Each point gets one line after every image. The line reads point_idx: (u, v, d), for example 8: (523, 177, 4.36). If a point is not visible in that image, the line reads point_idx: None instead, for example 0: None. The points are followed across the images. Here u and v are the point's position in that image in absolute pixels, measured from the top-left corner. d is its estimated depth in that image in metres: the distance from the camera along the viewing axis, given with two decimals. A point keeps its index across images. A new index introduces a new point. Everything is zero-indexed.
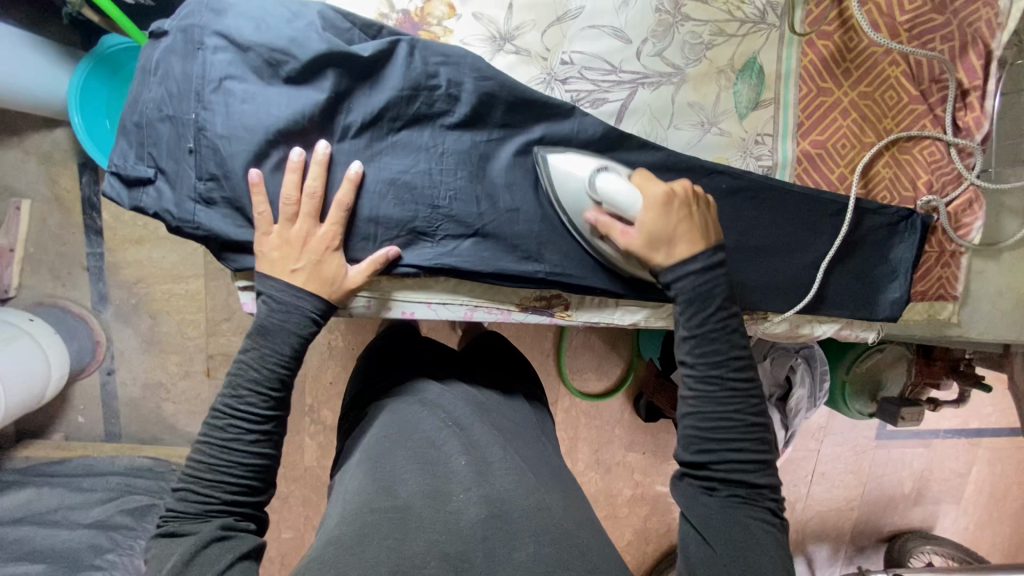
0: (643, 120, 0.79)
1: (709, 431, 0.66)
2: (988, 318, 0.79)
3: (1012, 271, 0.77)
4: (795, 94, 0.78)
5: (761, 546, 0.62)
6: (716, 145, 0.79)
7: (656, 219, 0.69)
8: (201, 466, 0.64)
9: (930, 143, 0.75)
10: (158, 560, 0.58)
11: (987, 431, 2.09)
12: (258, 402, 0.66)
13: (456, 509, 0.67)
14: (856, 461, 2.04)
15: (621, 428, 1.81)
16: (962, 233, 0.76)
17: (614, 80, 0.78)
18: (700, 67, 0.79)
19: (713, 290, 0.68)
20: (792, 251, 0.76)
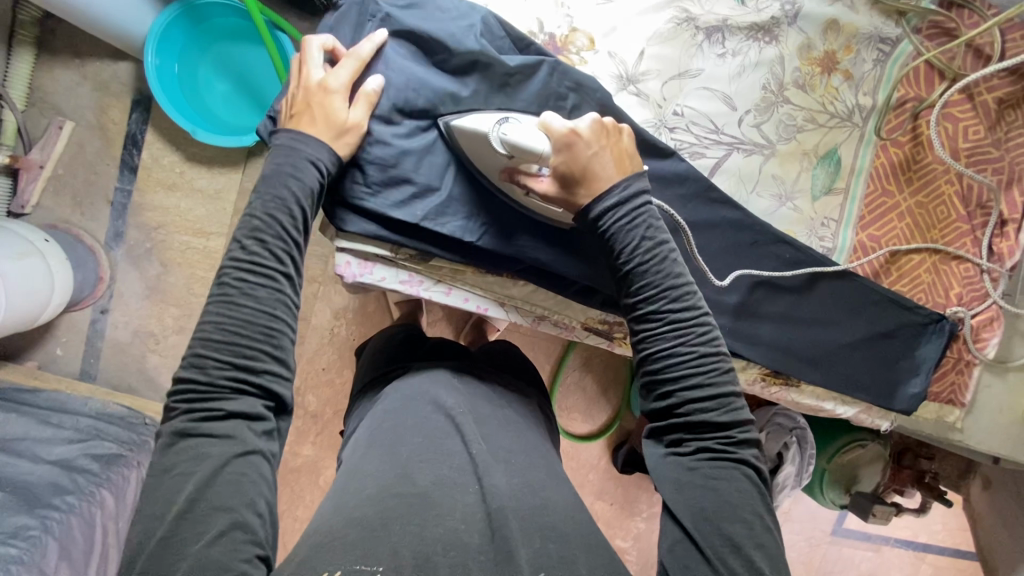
0: (731, 179, 0.80)
1: (659, 374, 0.62)
2: (987, 428, 0.83)
3: (1016, 390, 0.82)
4: (863, 190, 0.82)
5: (733, 511, 0.58)
6: (788, 218, 0.81)
7: (571, 170, 0.65)
8: (204, 353, 0.60)
9: (967, 261, 0.80)
10: (169, 468, 0.57)
11: (935, 548, 2.16)
12: (257, 277, 0.62)
13: (472, 501, 0.69)
14: (808, 552, 2.07)
15: (595, 474, 1.81)
16: (980, 346, 0.81)
17: (714, 139, 0.79)
18: (789, 146, 0.81)
19: (636, 221, 0.64)
20: (849, 326, 0.80)
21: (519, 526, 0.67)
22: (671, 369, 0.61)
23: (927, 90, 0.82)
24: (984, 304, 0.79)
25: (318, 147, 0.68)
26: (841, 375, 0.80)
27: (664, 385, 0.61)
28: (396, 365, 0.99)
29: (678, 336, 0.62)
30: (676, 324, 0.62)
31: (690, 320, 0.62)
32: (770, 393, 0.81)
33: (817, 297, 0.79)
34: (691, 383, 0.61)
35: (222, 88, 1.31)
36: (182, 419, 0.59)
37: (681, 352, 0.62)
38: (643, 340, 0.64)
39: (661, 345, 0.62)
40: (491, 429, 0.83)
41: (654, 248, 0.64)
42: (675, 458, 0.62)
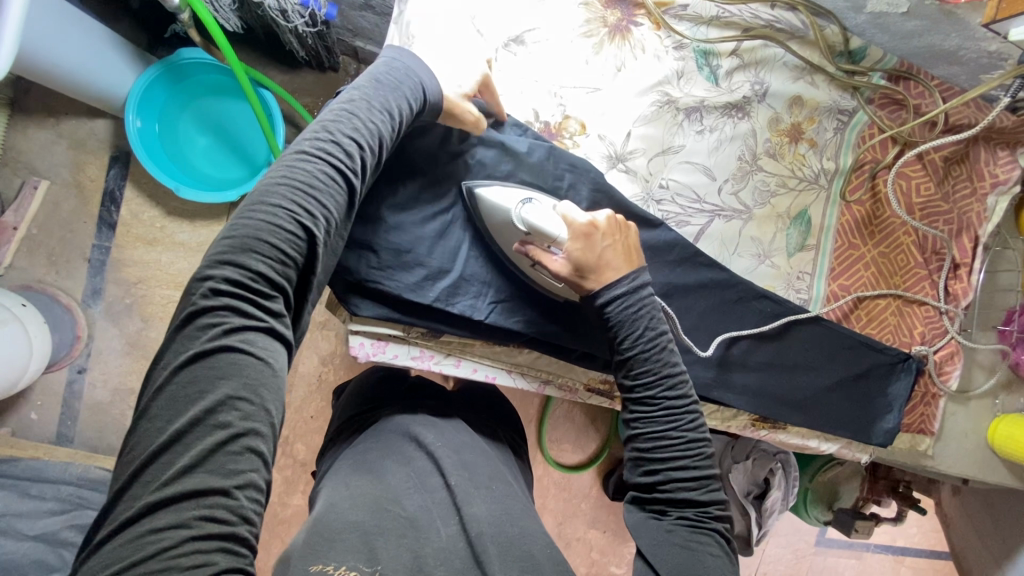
0: (713, 243, 0.85)
1: (650, 452, 0.67)
2: (957, 453, 0.90)
3: (979, 417, 0.89)
4: (833, 245, 0.88)
5: (707, 571, 0.61)
6: (767, 275, 0.87)
7: (583, 253, 0.70)
8: (274, 251, 0.55)
9: (926, 304, 0.88)
10: (205, 369, 0.52)
11: (912, 551, 2.25)
12: (339, 192, 0.60)
13: (452, 533, 0.69)
14: (795, 564, 2.13)
15: (587, 503, 1.83)
16: (944, 379, 0.88)
17: (697, 208, 0.85)
18: (764, 210, 0.87)
19: (641, 314, 0.69)
20: (831, 372, 0.85)
21: (500, 557, 0.65)
22: (660, 451, 0.66)
23: (883, 154, 0.90)
24: (943, 340, 0.86)
25: (430, 78, 0.69)
26: (823, 416, 0.85)
27: (652, 463, 0.67)
28: (376, 403, 0.95)
29: (671, 421, 0.67)
30: (669, 409, 0.67)
31: (683, 409, 0.68)
32: (759, 436, 0.87)
33: (796, 344, 0.85)
34: (677, 463, 0.66)
35: (202, 143, 1.32)
36: (227, 305, 0.53)
37: (672, 436, 0.67)
38: (636, 420, 0.69)
39: (652, 427, 0.67)
40: (474, 452, 0.83)
41: (655, 338, 0.69)
42: (655, 521, 0.66)
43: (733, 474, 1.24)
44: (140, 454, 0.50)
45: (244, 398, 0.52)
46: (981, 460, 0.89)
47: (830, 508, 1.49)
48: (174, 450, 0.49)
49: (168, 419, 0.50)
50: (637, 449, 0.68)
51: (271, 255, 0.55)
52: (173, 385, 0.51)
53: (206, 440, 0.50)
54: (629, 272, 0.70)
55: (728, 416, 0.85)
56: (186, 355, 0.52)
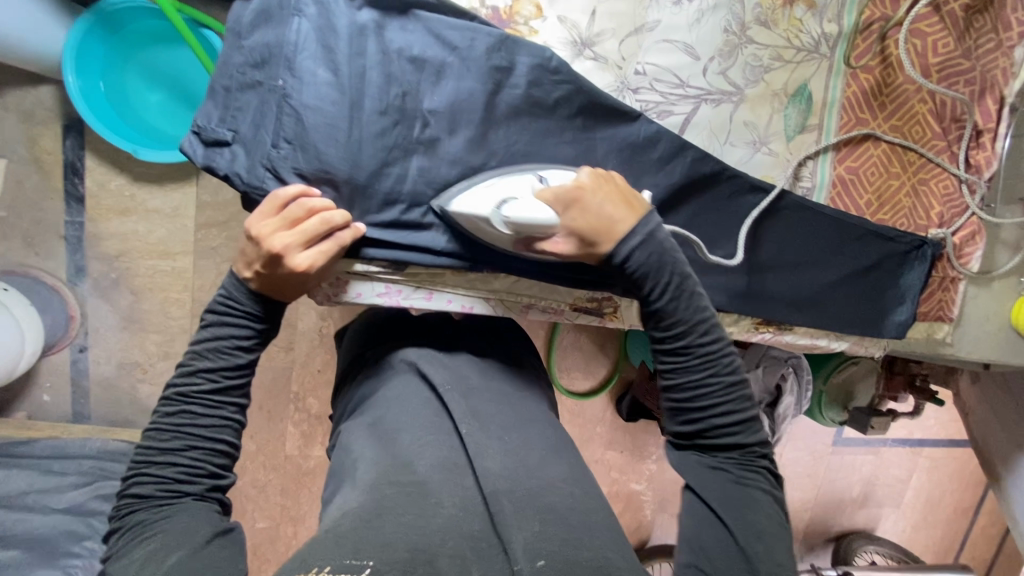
0: (703, 133, 0.78)
1: (688, 400, 0.64)
2: (975, 339, 0.84)
3: (999, 298, 0.83)
4: (837, 122, 0.80)
5: (759, 511, 0.60)
6: (764, 164, 0.79)
7: (587, 221, 0.65)
8: (176, 428, 0.62)
9: (946, 178, 0.79)
10: (177, 453, 0.61)
11: (929, 443, 2.29)
12: (223, 366, 0.65)
13: (470, 489, 0.66)
14: (813, 464, 2.17)
15: (602, 426, 1.85)
16: (962, 262, 0.80)
17: (681, 94, 0.77)
18: (758, 89, 0.78)
19: (663, 260, 0.64)
20: (840, 261, 0.79)
21: (518, 508, 0.63)
22: (700, 397, 0.63)
23: (893, 9, 0.78)
24: (964, 217, 0.78)
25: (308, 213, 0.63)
26: (831, 311, 0.80)
27: (691, 411, 0.63)
28: (377, 358, 0.90)
29: (705, 365, 0.63)
30: (701, 354, 0.63)
31: (716, 352, 0.64)
32: (764, 340, 0.82)
33: (793, 242, 0.78)
34: (715, 403, 0.63)
35: (155, 99, 1.22)
36: (191, 405, 0.63)
37: (709, 381, 0.63)
38: (670, 370, 0.65)
39: (689, 374, 0.63)
40: (489, 403, 0.80)
41: (680, 283, 0.64)
42: (699, 460, 0.64)
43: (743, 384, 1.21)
44: (120, 526, 0.59)
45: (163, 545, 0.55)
46: (1001, 342, 0.84)
47: (846, 409, 1.47)
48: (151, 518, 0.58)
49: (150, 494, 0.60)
50: (674, 400, 0.64)
51: (217, 359, 0.64)
52: (147, 474, 0.60)
53: (190, 505, 0.60)
54: (638, 219, 0.65)
55: (732, 319, 0.79)
56: (156, 449, 0.61)
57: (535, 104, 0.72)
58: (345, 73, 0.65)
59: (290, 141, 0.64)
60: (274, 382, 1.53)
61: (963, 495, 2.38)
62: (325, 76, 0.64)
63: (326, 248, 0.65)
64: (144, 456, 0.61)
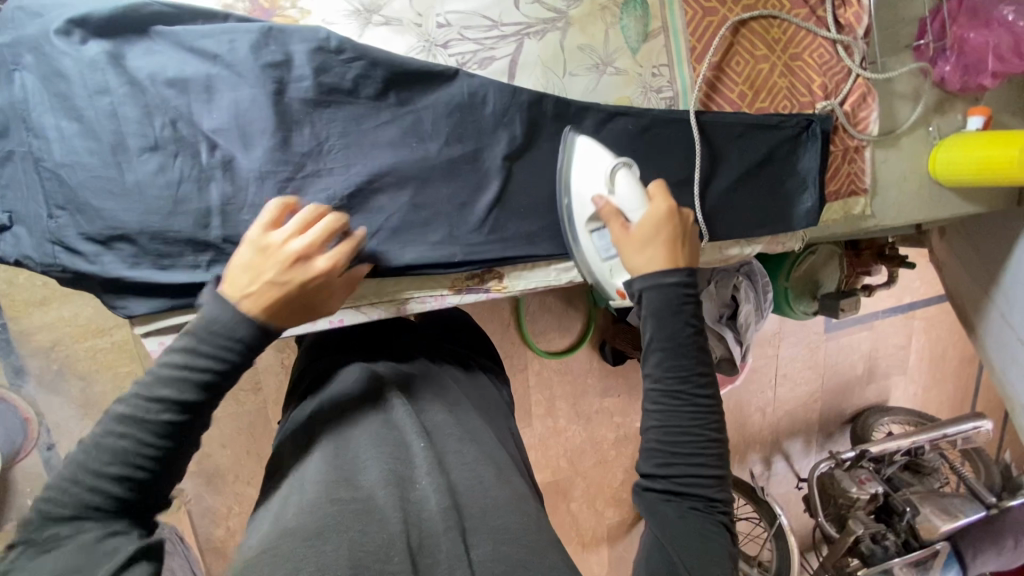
0: (537, 74, 0.68)
1: (673, 446, 0.51)
2: (896, 204, 0.80)
3: (909, 156, 0.79)
4: (682, 19, 0.69)
5: (721, 567, 0.48)
6: (614, 87, 0.70)
7: (632, 255, 0.56)
8: (93, 436, 0.43)
9: (817, 46, 0.72)
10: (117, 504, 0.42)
11: (920, 304, 2.28)
12: (162, 368, 0.44)
13: (421, 498, 0.53)
14: (811, 356, 2.17)
15: (592, 376, 1.85)
16: (860, 128, 0.75)
17: (497, 35, 0.67)
18: (583, 7, 0.68)
19: (681, 306, 0.53)
20: (723, 164, 0.73)
21: (476, 524, 0.52)
22: (683, 450, 0.51)
23: None
24: (850, 81, 0.73)
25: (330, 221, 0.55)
26: (735, 219, 0.74)
27: (674, 456, 0.51)
28: (310, 377, 0.77)
29: (691, 412, 0.51)
30: (693, 397, 0.51)
31: (707, 400, 0.52)
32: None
33: (671, 156, 0.71)
34: (691, 445, 0.51)
35: None
36: (125, 450, 0.42)
37: (697, 436, 0.51)
38: (658, 410, 0.51)
39: (678, 422, 0.51)
40: (429, 402, 0.67)
41: (696, 335, 0.53)
42: (666, 505, 0.51)
43: (698, 305, 1.18)
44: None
45: None
46: (921, 199, 0.81)
47: (815, 298, 1.44)
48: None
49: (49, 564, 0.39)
50: (659, 441, 0.51)
51: (178, 386, 0.44)
52: (42, 495, 0.41)
53: (82, 536, 0.41)
54: (673, 274, 0.53)
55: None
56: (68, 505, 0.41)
57: (332, 90, 0.63)
58: (92, 118, 0.58)
59: (66, 206, 0.58)
60: (252, 425, 1.51)
61: (966, 344, 2.39)
62: (72, 126, 0.57)
63: (343, 253, 0.56)
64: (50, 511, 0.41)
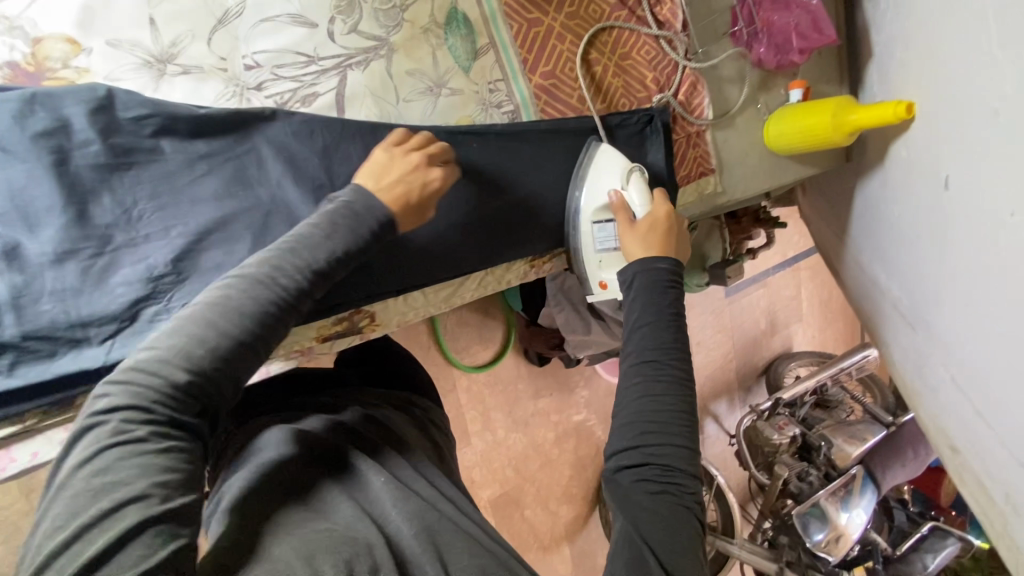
0: (369, 106, 0.58)
1: (653, 415, 0.53)
2: (742, 177, 0.87)
3: (746, 132, 0.86)
4: (509, 33, 0.64)
5: (684, 546, 0.48)
6: (453, 108, 0.63)
7: (637, 244, 0.64)
8: (196, 343, 0.38)
9: (643, 43, 0.75)
10: (148, 458, 0.35)
11: (803, 256, 2.52)
12: (281, 286, 0.42)
13: (399, 530, 0.44)
14: (719, 320, 2.32)
15: (523, 381, 1.75)
16: (697, 114, 0.80)
17: (317, 69, 0.55)
18: (404, 31, 0.59)
19: (660, 286, 0.60)
20: (579, 165, 0.72)
21: (451, 543, 0.44)
22: (663, 417, 0.53)
23: None
24: (678, 73, 0.77)
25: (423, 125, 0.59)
26: None
27: (653, 428, 0.53)
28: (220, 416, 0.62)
29: (667, 376, 0.55)
30: (670, 364, 0.56)
31: (680, 371, 0.56)
32: (544, 272, 0.78)
33: (530, 162, 0.68)
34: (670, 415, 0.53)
35: None
36: (147, 409, 0.36)
37: (675, 404, 0.54)
38: (641, 380, 0.55)
39: (656, 390, 0.54)
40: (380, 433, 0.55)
41: (677, 311, 0.59)
42: (638, 488, 0.51)
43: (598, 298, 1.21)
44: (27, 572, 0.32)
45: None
46: (764, 169, 0.88)
47: (705, 270, 1.52)
48: (89, 562, 0.31)
49: (78, 512, 0.33)
50: (640, 410, 0.54)
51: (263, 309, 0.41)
52: (128, 409, 0.36)
53: (171, 465, 0.36)
54: (661, 263, 0.61)
55: (504, 266, 0.72)
56: (99, 450, 0.35)
57: (132, 150, 0.50)
58: None
59: None
60: None
61: None
62: None
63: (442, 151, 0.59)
64: (84, 453, 0.34)
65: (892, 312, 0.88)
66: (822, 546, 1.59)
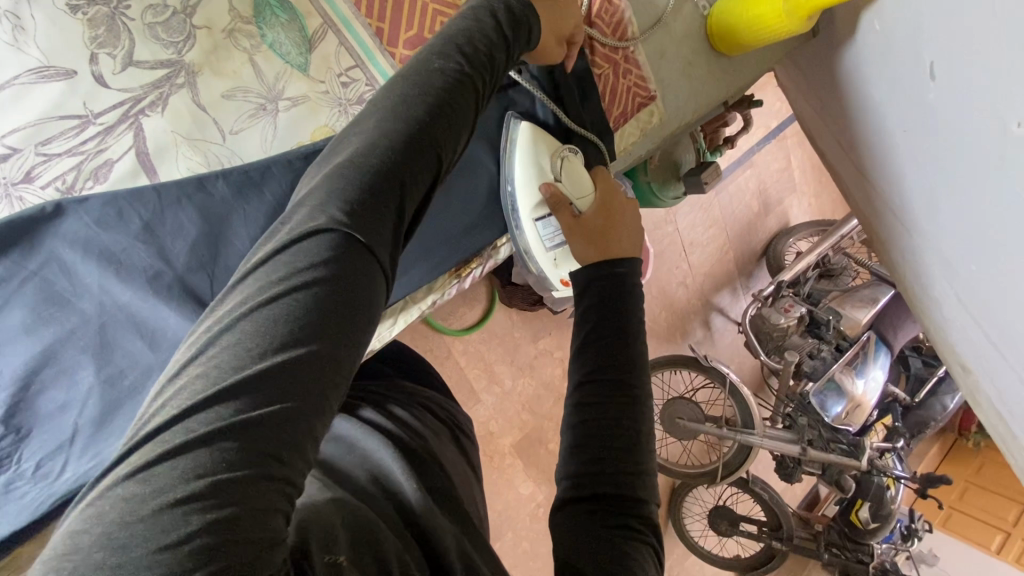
0: (187, 153, 0.50)
1: (591, 430, 0.42)
2: (688, 95, 0.72)
3: (684, 37, 0.71)
4: (349, 4, 0.53)
5: None
6: (301, 119, 0.54)
7: (584, 244, 0.55)
8: (364, 186, 0.35)
9: None
10: (326, 308, 0.31)
11: (786, 124, 2.33)
12: (435, 129, 0.39)
13: None
14: (708, 215, 2.19)
15: (518, 328, 1.43)
16: (620, 35, 0.66)
17: (97, 130, 0.47)
18: (201, 42, 0.49)
19: (610, 280, 0.49)
20: (478, 143, 0.61)
21: None
22: (605, 436, 0.42)
23: None
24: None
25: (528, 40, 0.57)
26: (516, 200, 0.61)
27: (592, 457, 0.41)
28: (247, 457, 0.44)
29: (609, 404, 0.43)
30: (609, 390, 0.44)
31: (625, 402, 0.43)
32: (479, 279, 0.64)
33: None
34: (613, 458, 0.41)
35: None
36: (323, 251, 0.32)
37: (620, 423, 0.42)
38: (587, 388, 0.44)
39: (599, 401, 0.43)
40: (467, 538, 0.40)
41: (628, 308, 0.48)
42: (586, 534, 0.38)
43: None
44: (173, 408, 0.27)
45: (265, 442, 0.28)
46: (713, 77, 0.74)
47: (679, 181, 1.36)
48: (254, 416, 0.28)
49: (255, 353, 0.29)
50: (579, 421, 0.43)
51: (417, 162, 0.38)
52: (297, 249, 0.32)
53: (353, 320, 0.32)
54: (616, 266, 0.50)
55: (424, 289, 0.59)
56: (274, 285, 0.31)
57: None
58: None
59: None
60: None
61: None
62: None
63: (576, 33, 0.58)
64: (257, 284, 0.31)
65: (883, 208, 0.77)
66: (841, 419, 1.46)
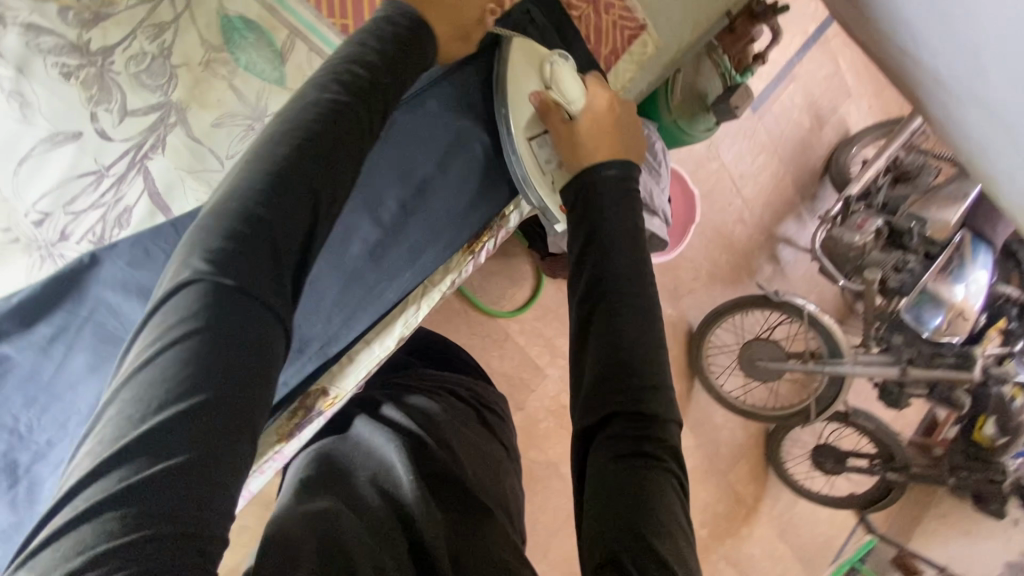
0: (194, 186, 0.47)
1: (602, 343, 0.43)
2: (679, 19, 0.66)
3: None
4: (313, 10, 0.51)
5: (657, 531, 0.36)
6: None
7: (581, 152, 0.52)
8: (251, 217, 0.33)
9: None
10: (216, 359, 0.30)
11: (824, 25, 2.11)
12: (328, 141, 0.36)
13: None
14: (755, 144, 2.03)
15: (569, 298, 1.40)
16: None
17: (109, 182, 0.45)
18: (183, 79, 0.46)
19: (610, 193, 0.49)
20: (465, 114, 0.57)
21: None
22: (615, 347, 0.43)
23: None
24: None
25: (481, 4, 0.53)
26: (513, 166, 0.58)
27: (607, 369, 0.42)
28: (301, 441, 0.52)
29: (617, 317, 0.44)
30: (615, 304, 0.44)
31: (635, 309, 0.44)
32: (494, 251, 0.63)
33: (400, 148, 0.55)
34: (627, 374, 0.42)
35: None
36: (206, 297, 0.30)
37: (628, 333, 0.43)
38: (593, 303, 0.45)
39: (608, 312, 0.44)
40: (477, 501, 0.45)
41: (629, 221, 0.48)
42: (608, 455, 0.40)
43: None
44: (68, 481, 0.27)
45: (157, 505, 0.26)
46: None
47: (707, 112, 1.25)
48: (144, 479, 0.26)
49: (139, 416, 0.28)
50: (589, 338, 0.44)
51: (314, 181, 0.35)
52: (182, 299, 0.31)
53: (251, 362, 0.30)
54: (614, 172, 0.50)
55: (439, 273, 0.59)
56: (160, 339, 0.29)
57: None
58: None
59: None
60: None
61: None
62: None
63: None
64: (145, 341, 0.30)
65: (933, 86, 0.68)
66: (942, 331, 1.32)
